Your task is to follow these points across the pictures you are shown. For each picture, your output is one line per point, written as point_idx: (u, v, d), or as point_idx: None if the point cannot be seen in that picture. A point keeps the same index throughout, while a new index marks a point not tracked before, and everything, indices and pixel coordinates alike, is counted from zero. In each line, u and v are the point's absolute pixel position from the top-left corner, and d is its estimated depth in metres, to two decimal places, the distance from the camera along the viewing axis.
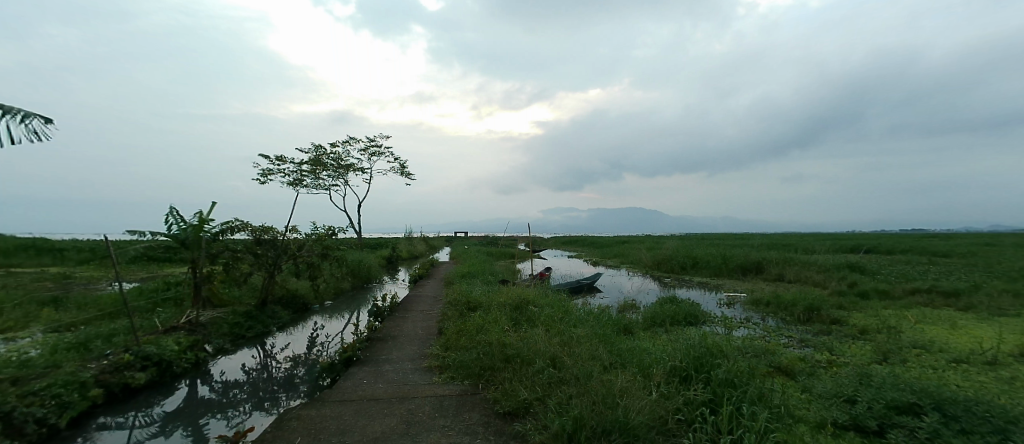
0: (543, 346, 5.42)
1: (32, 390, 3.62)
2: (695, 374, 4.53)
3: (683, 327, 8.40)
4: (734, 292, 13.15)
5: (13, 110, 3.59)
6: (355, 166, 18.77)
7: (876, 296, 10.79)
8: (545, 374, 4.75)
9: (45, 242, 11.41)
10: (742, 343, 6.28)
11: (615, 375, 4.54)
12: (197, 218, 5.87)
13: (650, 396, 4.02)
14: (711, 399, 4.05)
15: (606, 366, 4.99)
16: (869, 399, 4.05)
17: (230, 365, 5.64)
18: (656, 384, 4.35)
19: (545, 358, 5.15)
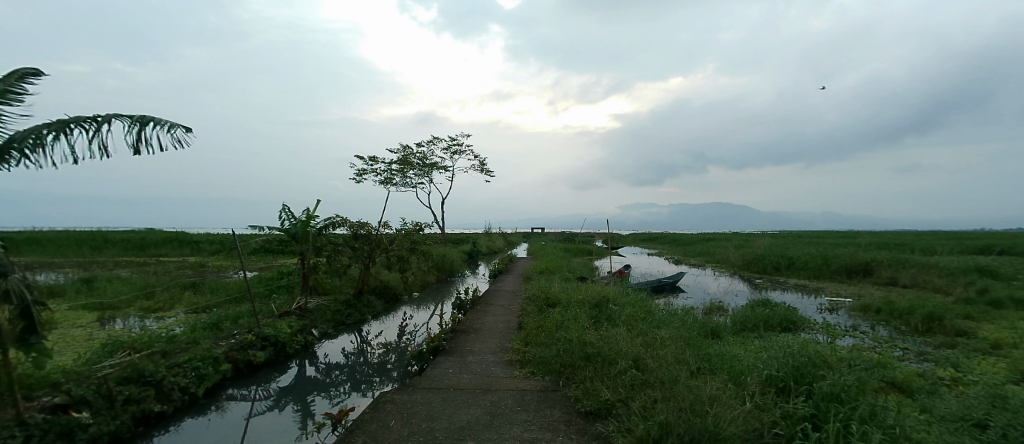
0: (625, 346, 5.26)
1: (177, 362, 4.23)
2: (794, 385, 4.12)
3: (778, 333, 7.71)
4: (837, 296, 11.82)
5: (162, 122, 4.16)
6: (438, 164, 19.60)
7: (1012, 304, 9.08)
8: (627, 375, 4.60)
9: (187, 235, 13.31)
10: (849, 353, 5.62)
11: (703, 381, 4.28)
12: (304, 214, 6.46)
13: (743, 405, 3.73)
14: (814, 413, 3.66)
15: (693, 370, 4.72)
16: (1004, 425, 3.44)
17: (332, 349, 6.18)
18: (749, 394, 4.02)
19: (628, 359, 4.99)
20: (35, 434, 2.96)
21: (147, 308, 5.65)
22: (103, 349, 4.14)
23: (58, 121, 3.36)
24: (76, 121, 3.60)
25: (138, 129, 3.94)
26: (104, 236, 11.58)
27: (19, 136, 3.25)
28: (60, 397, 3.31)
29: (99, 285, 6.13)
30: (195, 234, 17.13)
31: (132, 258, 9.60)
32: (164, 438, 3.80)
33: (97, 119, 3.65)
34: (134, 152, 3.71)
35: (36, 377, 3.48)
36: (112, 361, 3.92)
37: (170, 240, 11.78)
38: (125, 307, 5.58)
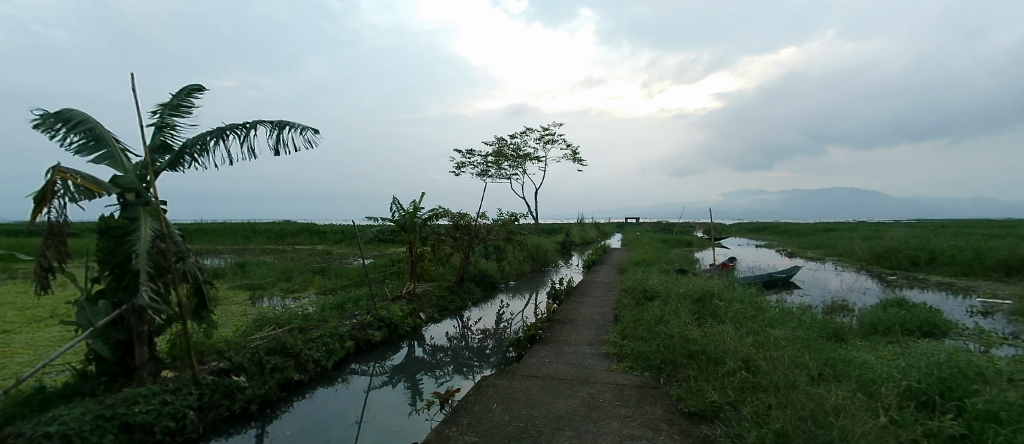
0: (733, 345, 4.89)
1: (312, 337, 4.81)
2: (941, 400, 3.51)
3: (915, 338, 6.61)
4: (993, 298, 9.76)
5: (295, 126, 4.71)
6: (531, 155, 19.75)
7: None
8: (736, 377, 4.27)
9: (315, 226, 15.08)
10: (1015, 366, 4.63)
11: (825, 389, 3.82)
12: (411, 206, 6.94)
13: (875, 419, 3.25)
14: (965, 433, 3.08)
15: (813, 376, 4.23)
16: None
17: (438, 332, 6.59)
18: (882, 407, 3.50)
19: (736, 359, 4.63)
20: (206, 392, 3.58)
21: (286, 288, 6.50)
22: (255, 323, 4.85)
23: (217, 129, 3.96)
24: (230, 128, 4.21)
25: (276, 133, 4.51)
26: (252, 227, 13.54)
27: (190, 143, 3.88)
28: (223, 362, 3.95)
29: (250, 268, 7.19)
30: (321, 225, 19.34)
31: (273, 246, 11.11)
32: (302, 402, 4.35)
33: (246, 125, 4.24)
34: (274, 152, 4.24)
35: (207, 344, 4.18)
36: (261, 334, 4.57)
37: (303, 231, 13.44)
38: (270, 287, 6.47)
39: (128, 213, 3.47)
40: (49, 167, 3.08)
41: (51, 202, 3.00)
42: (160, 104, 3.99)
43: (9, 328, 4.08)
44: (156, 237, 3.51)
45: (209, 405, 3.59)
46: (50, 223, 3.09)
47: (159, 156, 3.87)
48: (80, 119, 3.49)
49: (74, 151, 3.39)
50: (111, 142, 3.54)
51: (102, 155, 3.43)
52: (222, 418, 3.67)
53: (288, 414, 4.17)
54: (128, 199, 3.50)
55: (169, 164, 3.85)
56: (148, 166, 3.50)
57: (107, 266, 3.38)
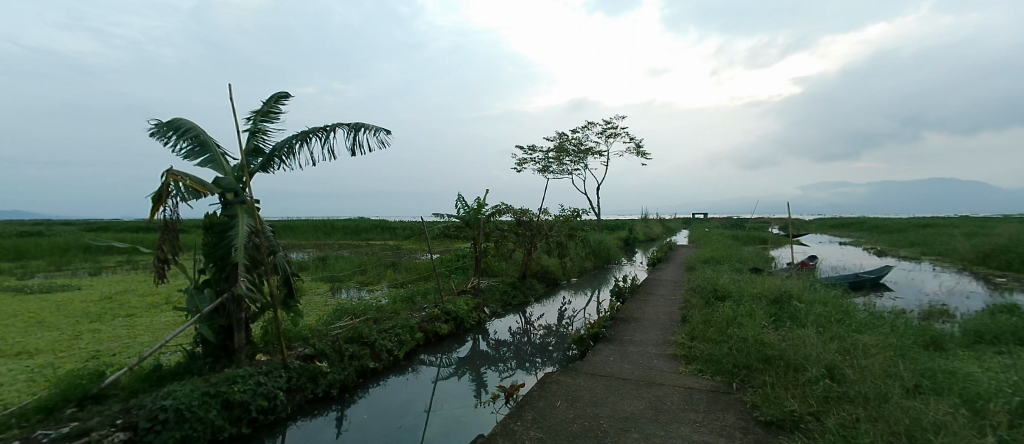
0: (815, 350, 4.52)
1: (385, 328, 5.08)
2: None
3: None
4: None
5: (370, 127, 4.99)
6: (593, 149, 19.43)
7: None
8: (819, 385, 3.95)
9: (385, 222, 15.87)
10: None
11: (924, 403, 3.42)
12: (476, 203, 7.09)
13: (985, 439, 2.87)
14: None
15: (908, 388, 3.81)
16: None
17: (501, 326, 6.71)
18: (993, 426, 3.08)
19: (819, 366, 4.28)
20: (294, 376, 3.90)
21: (361, 281, 6.90)
22: (334, 313, 5.20)
23: (302, 132, 4.28)
24: (313, 131, 4.54)
25: (352, 134, 4.81)
26: (330, 224, 14.54)
27: (279, 146, 4.23)
28: (309, 348, 4.28)
29: (330, 261, 7.72)
30: (390, 221, 20.34)
31: (349, 242, 11.86)
32: (377, 389, 4.62)
33: (327, 128, 4.57)
34: (351, 152, 4.52)
35: (293, 331, 4.55)
36: (341, 324, 4.90)
37: (375, 227, 14.21)
38: (347, 280, 6.90)
39: (228, 211, 3.85)
40: (164, 171, 3.47)
41: (166, 202, 3.39)
42: (253, 111, 4.37)
43: (134, 312, 4.67)
44: (252, 232, 3.86)
45: (296, 388, 3.91)
46: (165, 220, 3.49)
47: (253, 159, 4.24)
48: (187, 127, 3.89)
49: (184, 157, 3.80)
50: (213, 147, 3.92)
51: (206, 159, 3.82)
52: (307, 400, 3.98)
53: (365, 399, 4.43)
54: (229, 199, 3.87)
55: (261, 166, 4.22)
56: (244, 168, 3.85)
57: (212, 258, 3.77)
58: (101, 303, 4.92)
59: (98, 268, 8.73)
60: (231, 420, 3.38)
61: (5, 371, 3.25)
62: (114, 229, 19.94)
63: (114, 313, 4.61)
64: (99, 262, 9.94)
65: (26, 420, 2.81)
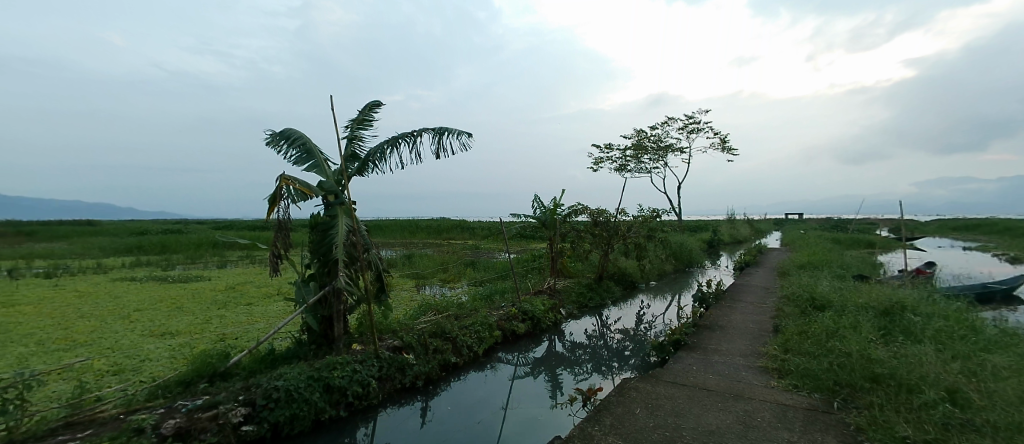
0: (934, 369, 3.92)
1: (466, 325, 5.26)
2: None
3: None
4: None
5: (453, 131, 5.19)
6: (674, 146, 18.56)
7: None
8: (939, 410, 3.45)
9: (464, 222, 16.45)
10: None
11: None
12: (552, 203, 7.13)
13: None
14: None
15: None
16: None
17: (577, 328, 6.67)
18: None
19: (939, 388, 3.72)
20: (384, 365, 4.19)
21: (443, 278, 7.22)
22: (420, 308, 5.50)
23: (393, 138, 4.58)
24: (402, 136, 4.83)
25: (436, 138, 5.04)
26: (414, 223, 15.35)
27: (373, 151, 4.57)
28: (397, 340, 4.56)
29: (415, 259, 8.17)
30: (470, 222, 21.00)
31: (431, 241, 12.47)
32: (458, 383, 4.80)
33: (415, 133, 4.84)
34: (437, 156, 4.75)
35: (384, 324, 4.87)
36: (425, 319, 5.16)
37: (455, 227, 14.81)
38: (431, 277, 7.25)
39: (329, 211, 4.22)
40: (278, 176, 3.88)
41: (279, 204, 3.79)
42: (350, 119, 4.74)
43: (252, 301, 5.30)
44: (350, 231, 4.18)
45: (386, 377, 4.18)
46: (279, 220, 3.90)
47: (350, 164, 4.61)
48: (296, 135, 4.31)
49: (293, 163, 4.23)
50: (317, 154, 4.31)
51: (311, 165, 4.21)
52: (396, 389, 4.25)
53: (447, 391, 4.63)
54: (330, 200, 4.24)
55: (357, 170, 4.57)
56: (343, 172, 4.19)
57: (316, 255, 4.15)
58: (227, 293, 5.62)
59: (224, 261, 10.01)
60: (331, 403, 3.70)
61: (154, 348, 3.82)
62: (235, 228, 22.70)
63: (237, 301, 5.26)
64: (225, 256, 11.40)
65: (170, 391, 3.28)
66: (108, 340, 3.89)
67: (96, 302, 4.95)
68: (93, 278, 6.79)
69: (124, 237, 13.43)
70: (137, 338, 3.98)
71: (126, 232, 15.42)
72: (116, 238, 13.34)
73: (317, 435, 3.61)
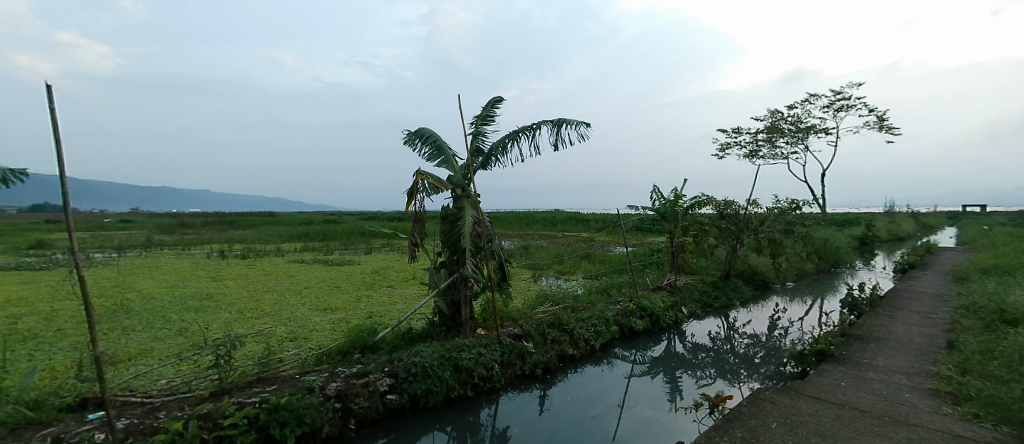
0: None
1: (583, 317, 5.27)
2: None
3: None
4: None
5: (571, 123, 5.18)
6: (817, 127, 16.26)
7: None
8: None
9: (579, 214, 16.46)
10: None
11: None
12: (673, 195, 6.83)
13: None
14: None
15: None
16: None
17: (700, 329, 6.28)
18: None
19: None
20: (506, 351, 4.38)
21: (559, 270, 7.32)
22: (538, 299, 5.64)
23: (514, 132, 4.71)
24: (522, 129, 4.95)
25: (554, 130, 5.06)
26: (530, 215, 15.77)
27: (496, 146, 4.75)
28: (518, 328, 4.74)
29: (532, 250, 8.41)
30: (585, 212, 20.96)
31: (547, 232, 12.74)
32: (574, 374, 4.83)
33: (534, 126, 4.93)
34: (556, 148, 4.77)
35: (505, 311, 5.09)
36: (543, 309, 5.28)
37: (570, 219, 14.91)
38: (547, 268, 7.40)
39: (457, 204, 4.50)
40: (415, 171, 4.24)
41: (416, 197, 4.15)
42: (475, 116, 4.98)
43: (393, 284, 5.92)
44: (475, 222, 4.44)
45: (508, 363, 4.37)
46: (416, 212, 4.27)
47: (475, 159, 4.87)
48: (428, 133, 4.69)
49: (426, 159, 4.60)
50: (446, 150, 4.61)
51: (441, 161, 4.53)
52: (516, 375, 4.40)
53: (564, 382, 4.68)
54: (458, 193, 4.53)
55: (481, 164, 4.81)
56: (470, 167, 4.44)
57: (447, 244, 4.48)
58: (372, 276, 6.36)
59: (368, 248, 11.38)
60: (460, 382, 3.97)
61: (319, 320, 4.48)
62: (376, 218, 25.74)
63: (380, 283, 5.92)
64: (367, 243, 12.95)
65: (332, 358, 3.81)
66: (286, 311, 4.65)
67: (277, 280, 5.97)
68: (273, 259, 8.19)
69: (294, 227, 16.05)
70: (306, 311, 4.70)
71: (297, 222, 18.41)
72: (289, 228, 16.00)
73: (448, 410, 3.89)
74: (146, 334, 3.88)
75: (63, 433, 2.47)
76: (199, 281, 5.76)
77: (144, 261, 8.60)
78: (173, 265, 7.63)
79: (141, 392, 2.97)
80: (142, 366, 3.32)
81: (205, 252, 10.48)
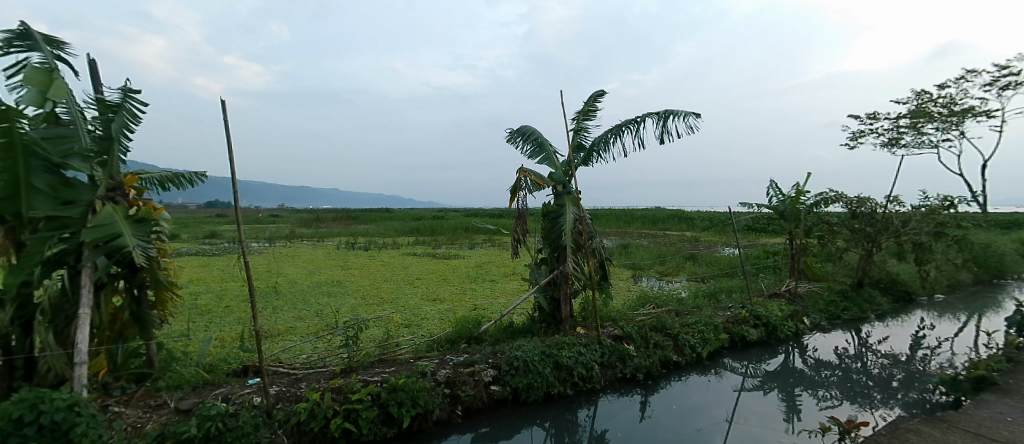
0: None
1: (688, 323, 4.98)
2: None
3: None
4: None
5: (677, 114, 4.87)
6: (980, 108, 13.53)
7: None
8: None
9: (680, 212, 15.63)
10: None
11: None
12: (794, 192, 6.17)
13: None
14: None
15: None
16: None
17: (824, 344, 5.59)
18: None
19: None
20: (607, 352, 4.29)
21: (661, 271, 7.02)
22: (639, 300, 5.46)
23: (617, 126, 4.57)
24: (625, 123, 4.78)
25: (659, 123, 4.81)
26: (630, 212, 15.34)
27: (598, 141, 4.65)
28: (618, 330, 4.62)
29: (632, 248, 8.18)
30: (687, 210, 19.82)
31: (647, 231, 12.29)
32: (678, 382, 4.58)
33: (638, 119, 4.73)
34: (662, 140, 4.53)
35: (605, 311, 5.00)
36: (645, 311, 5.09)
37: (671, 217, 14.23)
38: (648, 269, 7.13)
39: (558, 200, 4.49)
40: (517, 168, 4.31)
41: (519, 194, 4.22)
42: (576, 111, 4.92)
43: (494, 278, 6.12)
44: (576, 219, 4.40)
45: (608, 364, 4.28)
46: (518, 209, 4.34)
47: (576, 154, 4.81)
48: (530, 131, 4.74)
49: (528, 157, 4.65)
50: (547, 147, 4.62)
51: (542, 158, 4.54)
52: (616, 378, 4.29)
53: (667, 390, 4.45)
54: (558, 190, 4.51)
55: (583, 160, 4.74)
56: (571, 163, 4.40)
57: (548, 241, 4.50)
58: (475, 270, 6.64)
59: (472, 243, 11.94)
60: (560, 380, 3.97)
61: (429, 310, 4.78)
62: (475, 214, 26.92)
63: (482, 277, 6.16)
64: (468, 238, 13.59)
65: (441, 346, 4.04)
66: (402, 300, 5.04)
67: (392, 270, 6.50)
68: (389, 252, 8.94)
69: (407, 222, 17.42)
70: (418, 300, 5.05)
71: (406, 218, 19.96)
72: (402, 223, 17.40)
73: (548, 406, 3.91)
74: (290, 313, 4.46)
75: (230, 393, 2.92)
76: (329, 269, 6.49)
77: (287, 250, 9.94)
78: (310, 255, 8.69)
79: (288, 364, 3.41)
80: (288, 341, 3.82)
81: (334, 244, 11.83)
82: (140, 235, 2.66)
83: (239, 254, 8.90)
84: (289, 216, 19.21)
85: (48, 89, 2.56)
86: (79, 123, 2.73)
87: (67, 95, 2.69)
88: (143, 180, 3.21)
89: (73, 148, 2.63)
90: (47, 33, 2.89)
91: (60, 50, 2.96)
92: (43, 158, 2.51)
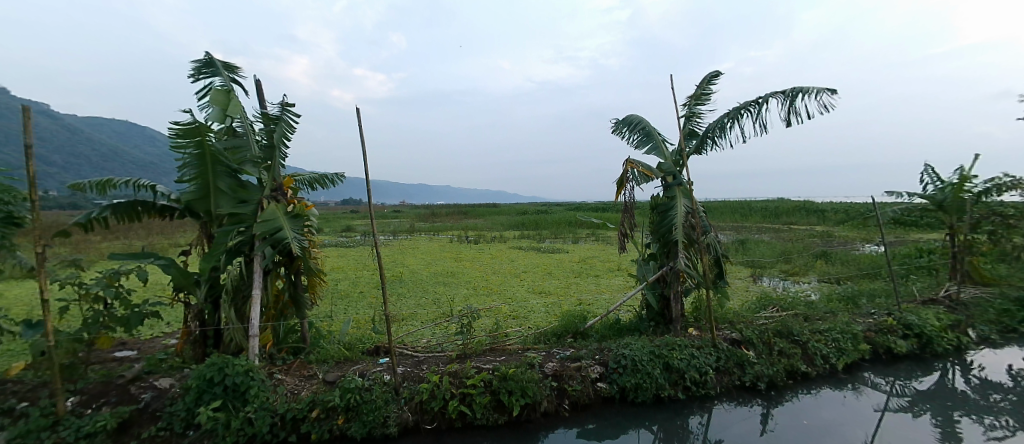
0: None
1: (820, 329, 4.45)
2: None
3: None
4: None
5: (807, 91, 4.34)
6: None
7: None
8: None
9: (809, 203, 13.91)
10: None
11: None
12: (957, 178, 5.21)
13: None
14: None
15: None
16: None
17: (1000, 362, 4.61)
18: None
19: None
20: (723, 357, 4.02)
21: (785, 270, 6.38)
22: (759, 301, 5.03)
23: (736, 109, 4.19)
24: (745, 106, 4.38)
25: (784, 102, 4.33)
26: (747, 204, 14.08)
27: (712, 127, 4.32)
28: (736, 333, 4.31)
29: (750, 245, 7.55)
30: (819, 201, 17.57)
31: (768, 225, 11.20)
32: (806, 396, 4.11)
33: (760, 101, 4.30)
34: (788, 122, 4.07)
35: (721, 313, 4.68)
36: (767, 315, 4.67)
37: (798, 211, 12.78)
38: (770, 267, 6.51)
39: (668, 193, 4.27)
40: (624, 160, 4.18)
41: (626, 186, 4.09)
42: (687, 96, 4.62)
43: (599, 273, 6.05)
44: (688, 213, 4.16)
45: (725, 370, 4.01)
46: (625, 202, 4.22)
47: (688, 142, 4.53)
48: (637, 120, 4.57)
49: (634, 147, 4.50)
50: (656, 135, 4.42)
51: (650, 147, 4.35)
52: (734, 385, 4.00)
53: (793, 403, 4.02)
54: (668, 181, 4.29)
55: (695, 148, 4.45)
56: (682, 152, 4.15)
57: (656, 236, 4.31)
58: (580, 264, 6.62)
59: (575, 237, 11.93)
60: (671, 382, 3.80)
61: (536, 302, 4.89)
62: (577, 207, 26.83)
63: (587, 272, 6.13)
64: (571, 232, 13.62)
65: (549, 339, 4.12)
66: (510, 291, 5.23)
67: (500, 263, 6.75)
68: (496, 245, 9.30)
69: (513, 217, 17.97)
70: (525, 293, 5.19)
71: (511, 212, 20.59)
72: (508, 217, 17.93)
73: (657, 409, 3.76)
74: (412, 301, 4.88)
75: (365, 370, 3.28)
76: (444, 261, 6.95)
77: (406, 242, 10.84)
78: (426, 247, 9.38)
79: (412, 347, 3.74)
80: (411, 327, 4.18)
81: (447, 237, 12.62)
82: (295, 228, 3.09)
83: (368, 246, 9.95)
84: (409, 211, 20.99)
85: (227, 107, 3.07)
86: (249, 134, 3.24)
87: (240, 111, 3.21)
88: (297, 181, 3.70)
89: (247, 156, 3.15)
90: (224, 60, 3.46)
91: (234, 74, 3.53)
92: (226, 165, 3.03)
